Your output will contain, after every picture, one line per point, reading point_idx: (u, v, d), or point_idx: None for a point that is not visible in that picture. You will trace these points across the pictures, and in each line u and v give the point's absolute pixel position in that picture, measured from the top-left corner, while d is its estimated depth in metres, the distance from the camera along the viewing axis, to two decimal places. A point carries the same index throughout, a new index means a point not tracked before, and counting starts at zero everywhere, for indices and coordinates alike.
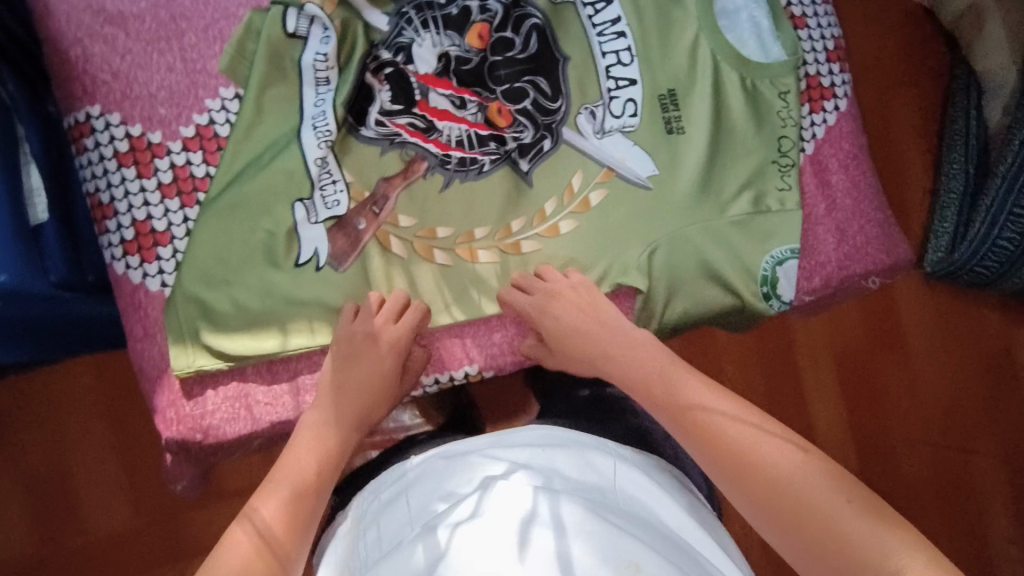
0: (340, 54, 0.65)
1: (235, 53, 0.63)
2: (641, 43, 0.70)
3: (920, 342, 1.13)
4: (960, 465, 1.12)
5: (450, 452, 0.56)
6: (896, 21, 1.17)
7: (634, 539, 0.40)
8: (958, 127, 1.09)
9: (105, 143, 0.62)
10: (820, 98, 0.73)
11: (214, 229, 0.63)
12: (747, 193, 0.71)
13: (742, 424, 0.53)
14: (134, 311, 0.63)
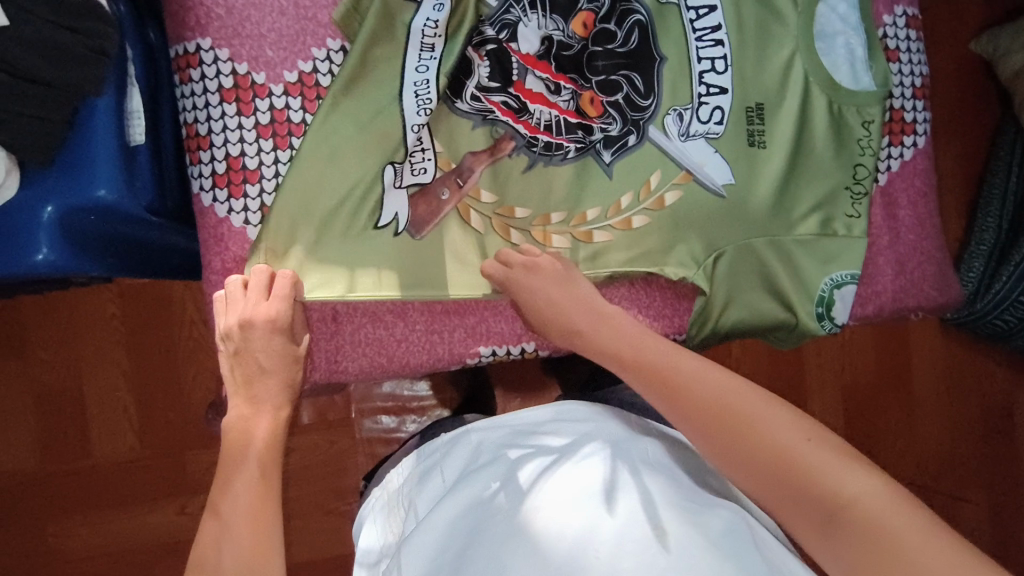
0: (450, 23, 0.65)
1: (350, 7, 0.63)
2: (738, 54, 0.71)
3: (925, 388, 1.22)
4: (946, 503, 1.22)
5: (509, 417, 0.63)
6: (950, 72, 1.21)
7: (692, 490, 0.49)
8: (998, 181, 1.17)
9: (211, 76, 0.63)
10: (900, 132, 0.75)
11: (308, 174, 0.62)
12: (817, 215, 0.73)
13: (712, 386, 0.53)
14: (215, 244, 0.64)
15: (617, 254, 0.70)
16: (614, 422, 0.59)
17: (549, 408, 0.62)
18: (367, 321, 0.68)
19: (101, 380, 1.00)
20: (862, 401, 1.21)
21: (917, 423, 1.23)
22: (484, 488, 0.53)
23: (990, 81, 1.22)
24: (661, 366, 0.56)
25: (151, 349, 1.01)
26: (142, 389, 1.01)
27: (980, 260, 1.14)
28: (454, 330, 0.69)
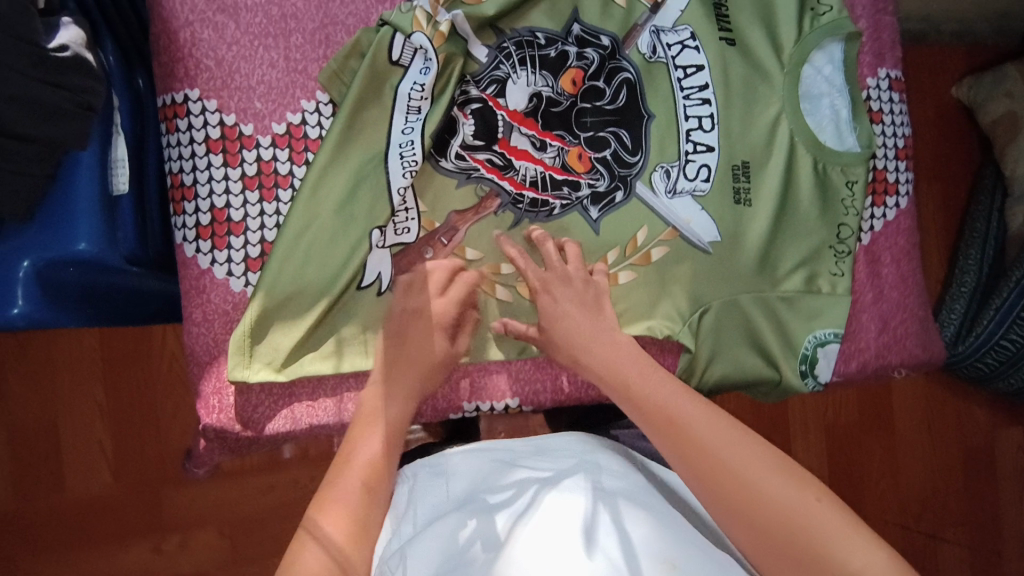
0: (436, 85, 0.65)
1: (336, 69, 0.64)
2: (726, 113, 0.72)
3: (909, 428, 1.22)
4: (927, 546, 1.22)
5: (492, 454, 0.60)
6: (931, 119, 1.24)
7: (679, 533, 0.47)
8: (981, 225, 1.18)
9: (198, 127, 0.63)
10: (883, 192, 0.76)
11: (308, 215, 0.63)
12: (801, 271, 0.73)
13: (729, 448, 0.49)
14: (196, 295, 0.64)
15: None
16: (600, 463, 0.57)
17: (528, 446, 0.62)
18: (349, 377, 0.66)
19: (76, 416, 0.98)
20: (845, 441, 1.20)
21: (900, 464, 1.22)
22: (458, 528, 0.49)
23: (971, 129, 1.25)
24: (676, 419, 0.53)
25: (129, 383, 0.99)
26: (116, 425, 0.99)
27: (962, 301, 1.14)
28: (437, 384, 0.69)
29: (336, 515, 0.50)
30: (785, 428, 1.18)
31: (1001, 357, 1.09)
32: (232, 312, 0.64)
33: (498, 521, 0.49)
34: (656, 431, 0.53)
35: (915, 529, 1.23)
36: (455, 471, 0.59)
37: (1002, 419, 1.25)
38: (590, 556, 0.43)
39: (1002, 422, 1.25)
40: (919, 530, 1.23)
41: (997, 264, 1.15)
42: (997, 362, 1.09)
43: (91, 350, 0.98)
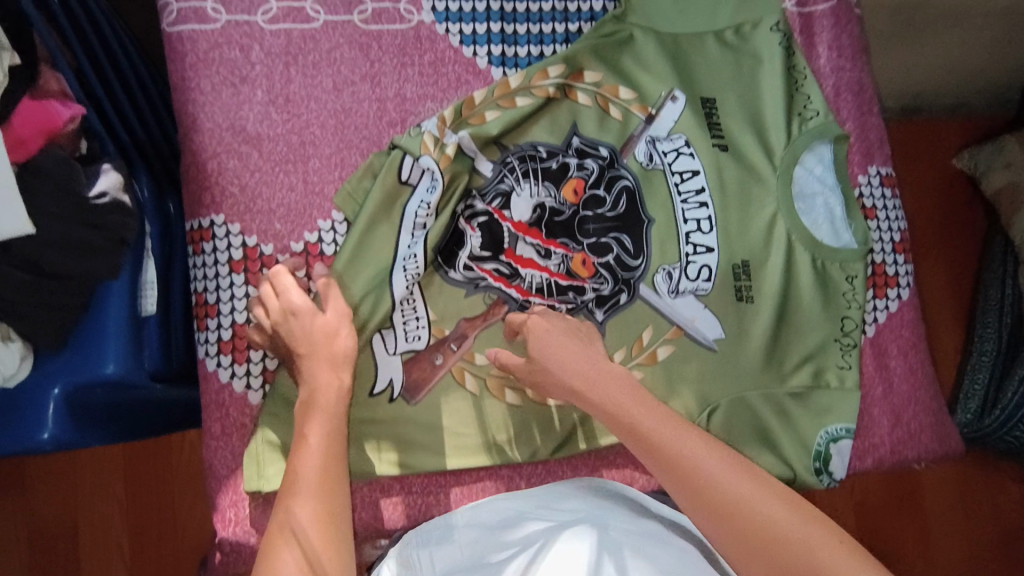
0: (440, 202, 0.70)
1: (350, 192, 0.68)
2: (723, 215, 0.75)
3: (938, 503, 1.18)
4: None
5: (505, 506, 0.64)
6: (934, 190, 1.25)
7: None
8: (994, 292, 1.16)
9: (222, 249, 0.67)
10: (884, 285, 0.77)
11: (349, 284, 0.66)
12: (808, 366, 0.74)
13: (746, 489, 0.49)
14: (216, 409, 0.66)
15: None
16: (608, 513, 0.58)
17: (530, 501, 0.64)
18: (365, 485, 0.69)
19: (96, 515, 0.99)
20: (872, 519, 1.17)
21: (933, 540, 1.17)
22: None
23: (976, 199, 1.26)
24: (685, 463, 0.51)
25: (149, 482, 1.00)
26: (135, 524, 0.99)
27: (985, 371, 1.13)
28: (450, 490, 0.70)
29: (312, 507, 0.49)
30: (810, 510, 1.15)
31: None
32: (251, 424, 0.66)
33: None
34: (665, 472, 0.52)
35: None
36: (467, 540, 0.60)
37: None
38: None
39: None
40: None
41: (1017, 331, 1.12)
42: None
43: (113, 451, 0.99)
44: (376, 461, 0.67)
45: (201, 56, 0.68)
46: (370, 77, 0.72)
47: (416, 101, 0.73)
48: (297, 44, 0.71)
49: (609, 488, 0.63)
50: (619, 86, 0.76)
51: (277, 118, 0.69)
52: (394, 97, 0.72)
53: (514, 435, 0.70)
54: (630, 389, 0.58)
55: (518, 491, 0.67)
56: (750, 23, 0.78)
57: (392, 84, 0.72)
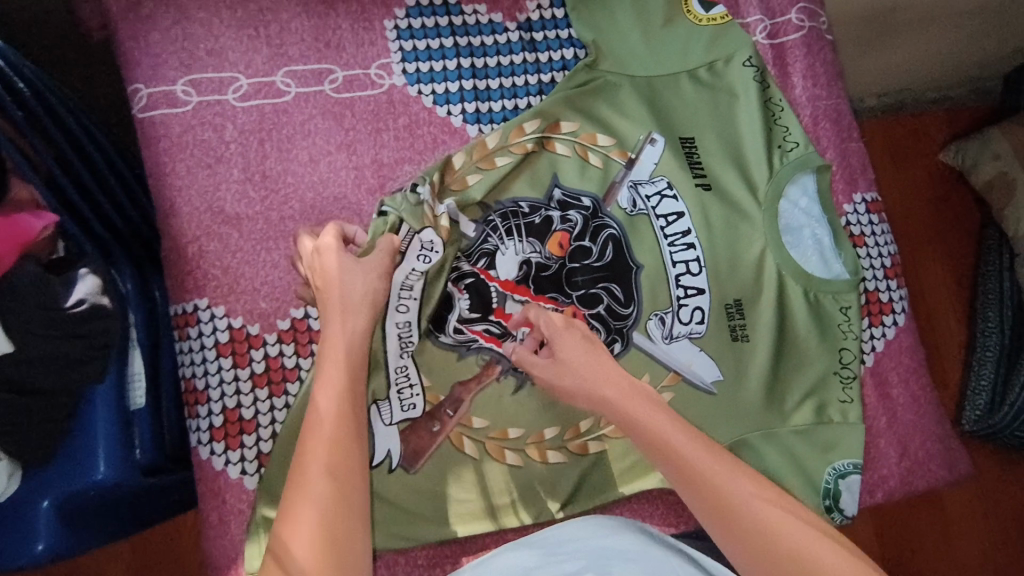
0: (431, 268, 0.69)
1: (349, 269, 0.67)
2: (711, 255, 0.74)
3: (959, 507, 1.14)
4: None
5: (511, 561, 0.56)
6: (924, 185, 1.23)
7: None
8: (993, 286, 1.15)
9: (208, 333, 0.66)
10: (879, 312, 0.76)
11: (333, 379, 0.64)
12: (810, 402, 0.73)
13: (774, 515, 0.45)
14: (212, 497, 0.64)
15: (615, 463, 0.71)
16: (611, 560, 0.51)
17: (534, 553, 0.56)
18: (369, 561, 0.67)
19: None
20: (897, 531, 1.12)
21: (957, 547, 1.13)
22: None
23: (967, 193, 1.24)
24: (707, 478, 0.48)
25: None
26: None
27: (990, 366, 1.12)
28: (455, 560, 0.69)
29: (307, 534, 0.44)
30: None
31: None
32: (249, 509, 0.64)
33: None
34: (686, 486, 0.48)
35: None
36: None
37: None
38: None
39: None
40: None
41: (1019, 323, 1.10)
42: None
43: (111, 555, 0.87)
44: (379, 535, 0.66)
45: (175, 140, 0.68)
46: (346, 145, 0.72)
47: (393, 166, 0.72)
48: (270, 119, 0.70)
49: (623, 524, 0.57)
50: (596, 134, 0.75)
51: (255, 195, 0.69)
52: (371, 164, 0.72)
53: (518, 498, 0.69)
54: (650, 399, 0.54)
55: (525, 538, 0.60)
56: (723, 60, 0.78)
57: (368, 151, 0.72)
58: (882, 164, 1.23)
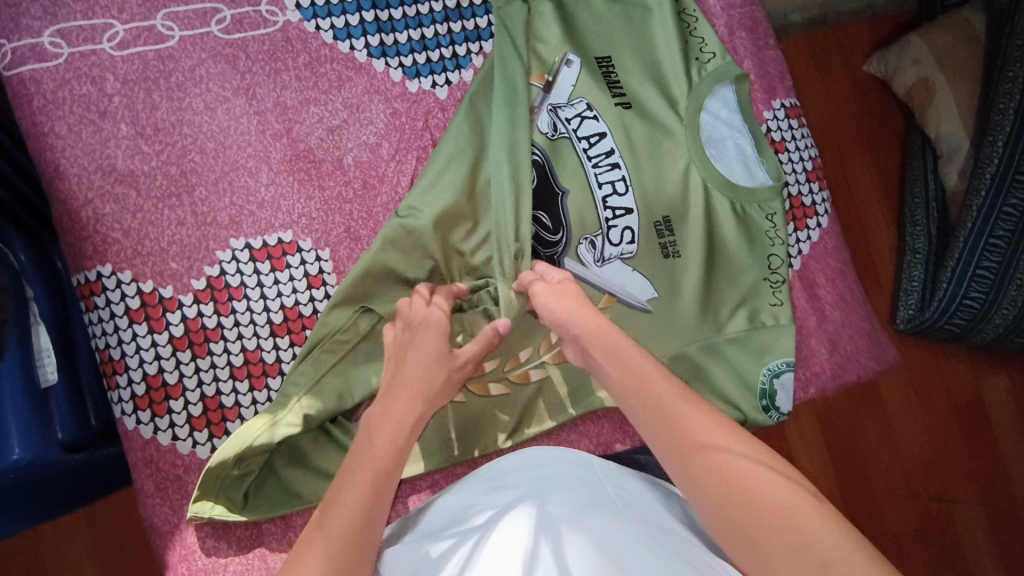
0: (403, 250, 0.67)
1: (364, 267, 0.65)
2: (637, 174, 0.73)
3: (895, 397, 1.19)
4: (945, 513, 1.16)
5: (455, 503, 0.58)
6: (848, 92, 1.23)
7: (626, 543, 0.45)
8: (918, 190, 1.17)
9: (117, 301, 0.63)
10: (803, 217, 0.77)
11: (309, 368, 0.64)
12: (743, 310, 0.74)
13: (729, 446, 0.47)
14: (144, 466, 0.63)
15: (558, 389, 0.71)
16: (549, 488, 0.54)
17: (477, 486, 0.59)
18: (317, 511, 0.65)
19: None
20: (839, 425, 1.16)
21: (896, 435, 1.18)
22: None
23: (892, 99, 1.24)
24: (671, 414, 0.49)
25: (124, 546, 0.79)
26: None
27: (920, 267, 1.13)
28: (407, 500, 0.68)
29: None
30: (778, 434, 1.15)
31: (968, 317, 1.05)
32: (184, 475, 0.63)
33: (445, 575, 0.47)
34: (648, 420, 0.50)
35: (927, 498, 1.17)
36: (423, 532, 0.57)
37: (985, 366, 1.21)
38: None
39: (983, 369, 1.21)
40: (931, 498, 1.17)
41: (946, 224, 1.13)
42: (965, 322, 1.06)
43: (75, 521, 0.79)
44: (327, 484, 0.65)
45: (49, 97, 0.63)
46: (244, 90, 0.67)
47: (298, 108, 0.68)
48: (155, 67, 0.66)
49: (574, 459, 0.59)
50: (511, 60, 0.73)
51: (149, 150, 0.65)
52: (274, 107, 0.68)
53: (462, 434, 0.69)
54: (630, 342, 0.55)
55: (472, 473, 0.62)
56: None
57: (269, 94, 0.68)
58: (810, 76, 1.23)
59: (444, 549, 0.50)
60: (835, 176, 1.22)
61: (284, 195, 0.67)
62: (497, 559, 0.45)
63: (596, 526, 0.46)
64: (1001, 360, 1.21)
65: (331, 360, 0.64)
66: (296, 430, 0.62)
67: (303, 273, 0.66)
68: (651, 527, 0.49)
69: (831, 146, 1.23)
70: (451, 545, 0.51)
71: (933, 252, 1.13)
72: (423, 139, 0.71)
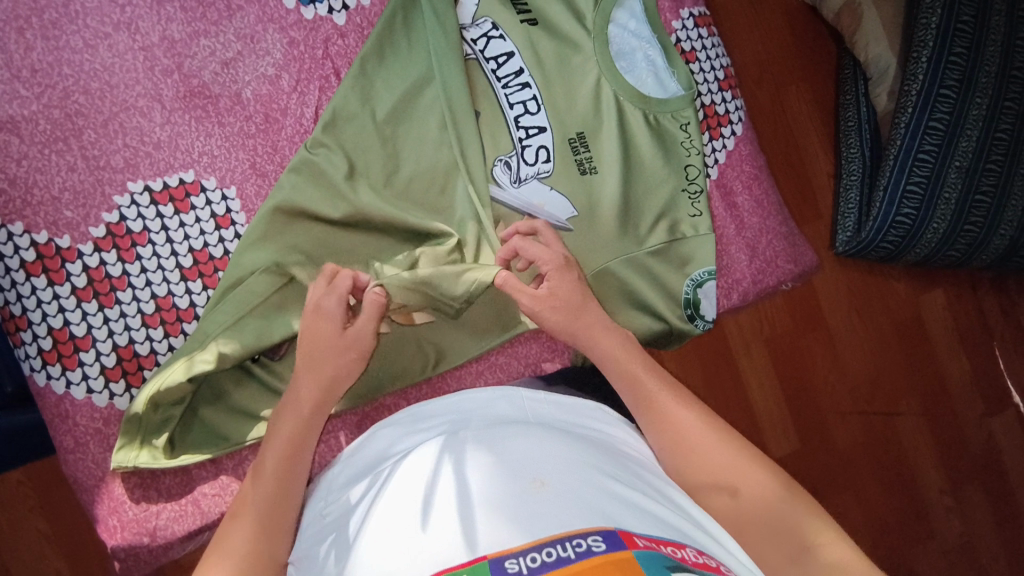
0: (313, 186, 0.65)
1: (273, 210, 0.64)
2: (548, 93, 0.73)
3: (838, 318, 1.15)
4: (889, 427, 1.16)
5: (374, 442, 0.53)
6: (775, 14, 1.16)
7: (546, 461, 0.41)
8: (849, 114, 1.13)
9: (10, 254, 0.60)
10: (717, 125, 0.79)
11: (221, 311, 0.62)
12: (663, 223, 0.73)
13: (717, 448, 0.50)
14: (61, 423, 0.61)
15: (485, 312, 0.69)
16: (472, 420, 0.50)
17: (403, 418, 0.54)
18: (249, 453, 0.65)
19: (24, 556, 0.84)
20: (787, 348, 1.13)
21: (842, 355, 1.15)
22: (321, 547, 0.43)
23: (822, 28, 1.18)
24: (670, 417, 0.53)
25: (65, 494, 0.85)
26: None
27: (855, 190, 1.09)
28: (340, 434, 0.68)
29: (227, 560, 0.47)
30: (724, 355, 1.10)
31: (901, 233, 1.03)
32: (104, 427, 0.62)
33: (354, 523, 0.42)
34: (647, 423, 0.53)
35: (870, 413, 1.16)
36: (338, 480, 0.51)
37: (922, 283, 1.19)
38: (432, 533, 0.37)
39: (919, 286, 1.18)
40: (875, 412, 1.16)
41: (877, 143, 1.10)
42: (900, 239, 1.03)
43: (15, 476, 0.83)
44: (255, 423, 0.64)
45: None
46: (125, 24, 0.64)
47: (186, 41, 0.66)
48: (25, 5, 0.62)
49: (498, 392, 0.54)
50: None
51: (28, 93, 0.62)
52: (161, 42, 0.65)
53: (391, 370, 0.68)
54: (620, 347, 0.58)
55: (397, 412, 0.56)
56: None
57: (153, 28, 0.65)
58: (736, 6, 1.15)
59: (357, 495, 0.46)
60: (769, 103, 1.16)
61: (181, 134, 0.65)
62: (412, 492, 0.41)
63: (519, 443, 0.43)
64: (936, 277, 1.19)
65: (255, 300, 0.62)
66: (213, 367, 0.61)
67: (210, 214, 0.65)
68: (585, 444, 0.46)
69: (764, 73, 1.16)
70: (366, 487, 0.46)
71: (869, 171, 1.09)
72: (324, 68, 0.69)
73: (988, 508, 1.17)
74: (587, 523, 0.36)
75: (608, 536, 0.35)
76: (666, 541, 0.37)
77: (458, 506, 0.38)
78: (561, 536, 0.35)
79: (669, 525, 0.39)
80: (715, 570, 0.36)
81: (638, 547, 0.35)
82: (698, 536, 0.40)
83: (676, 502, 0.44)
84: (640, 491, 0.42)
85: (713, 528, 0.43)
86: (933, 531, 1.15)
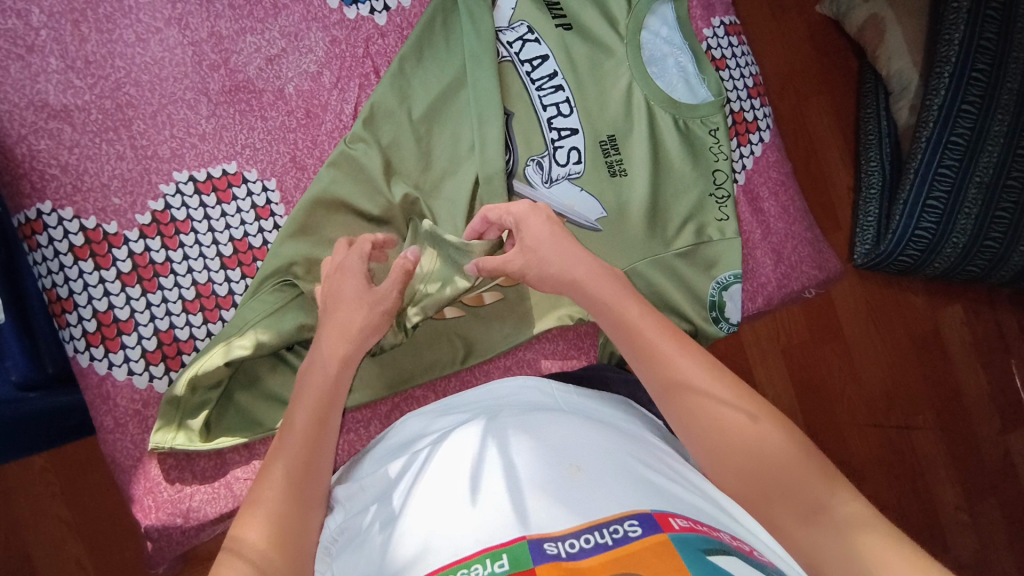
0: (351, 183, 0.67)
1: (311, 205, 0.65)
2: (581, 97, 0.74)
3: (857, 330, 1.15)
4: (906, 440, 1.16)
5: (410, 426, 0.54)
6: (801, 26, 1.17)
7: (582, 446, 0.43)
8: (871, 127, 1.14)
9: (60, 238, 0.62)
10: (746, 132, 0.80)
11: (257, 304, 0.63)
12: (690, 226, 0.74)
13: (737, 413, 0.47)
14: (102, 403, 0.62)
15: (512, 311, 0.71)
16: (509, 404, 0.51)
17: (434, 409, 0.55)
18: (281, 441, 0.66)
19: (45, 541, 0.85)
20: (805, 358, 1.13)
21: (859, 367, 1.15)
22: (363, 519, 0.45)
23: (846, 41, 1.19)
24: (683, 375, 0.49)
25: (90, 481, 0.87)
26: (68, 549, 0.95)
27: (874, 203, 1.09)
28: (369, 424, 0.69)
29: (261, 518, 0.44)
30: (742, 362, 1.11)
31: (921, 248, 1.04)
32: (143, 409, 0.64)
33: (396, 496, 0.44)
34: (656, 383, 0.50)
35: (887, 425, 1.16)
36: (373, 459, 0.53)
37: (941, 297, 1.19)
38: (475, 509, 0.38)
39: (938, 300, 1.18)
40: (892, 424, 1.16)
41: (899, 156, 1.11)
42: (919, 253, 1.04)
43: (42, 463, 0.85)
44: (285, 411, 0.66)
45: None
46: (176, 20, 0.67)
47: (234, 38, 0.68)
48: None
49: (528, 381, 0.55)
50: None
51: (81, 83, 0.64)
52: (209, 37, 0.67)
53: (418, 367, 0.69)
54: (645, 307, 0.54)
55: (429, 405, 0.58)
56: None
57: (202, 24, 0.67)
58: (761, 17, 1.16)
59: (397, 471, 0.47)
60: (792, 113, 1.17)
61: (225, 127, 0.67)
62: (452, 470, 0.42)
63: (556, 429, 0.45)
64: (955, 290, 1.19)
65: (289, 297, 0.64)
66: (249, 354, 0.62)
67: (251, 205, 0.66)
68: (619, 431, 0.47)
69: (788, 85, 1.17)
70: (404, 464, 0.47)
71: (890, 183, 1.09)
72: (364, 66, 0.71)
73: (1005, 524, 1.16)
74: (624, 508, 0.37)
75: (644, 521, 0.36)
76: (701, 524, 0.38)
77: (501, 484, 0.40)
78: (598, 522, 0.36)
79: (703, 511, 0.40)
80: (750, 554, 0.37)
81: (674, 530, 0.36)
82: (730, 525, 0.41)
83: (709, 489, 0.45)
84: (672, 478, 0.43)
85: (742, 517, 0.44)
86: (949, 547, 1.14)
